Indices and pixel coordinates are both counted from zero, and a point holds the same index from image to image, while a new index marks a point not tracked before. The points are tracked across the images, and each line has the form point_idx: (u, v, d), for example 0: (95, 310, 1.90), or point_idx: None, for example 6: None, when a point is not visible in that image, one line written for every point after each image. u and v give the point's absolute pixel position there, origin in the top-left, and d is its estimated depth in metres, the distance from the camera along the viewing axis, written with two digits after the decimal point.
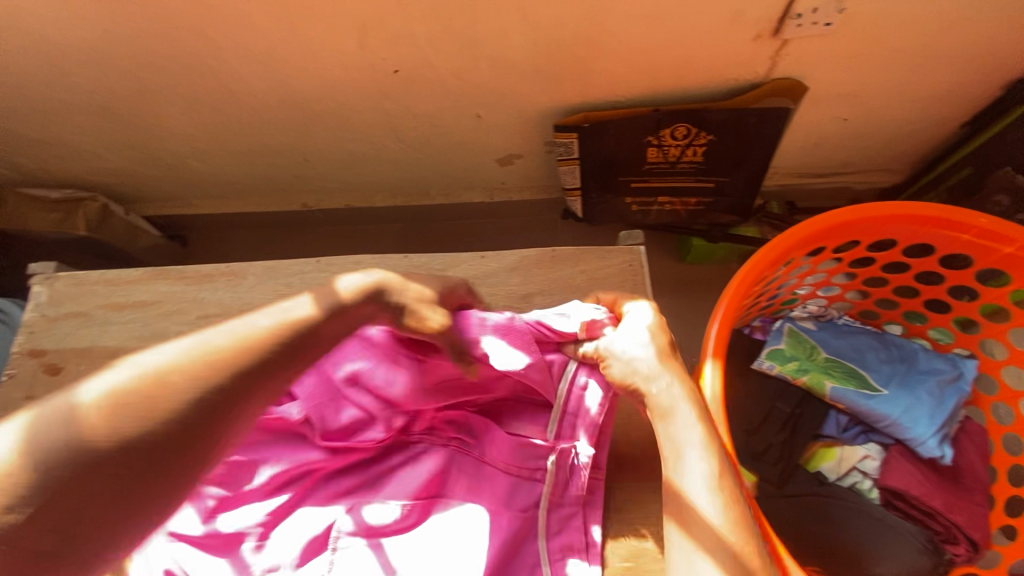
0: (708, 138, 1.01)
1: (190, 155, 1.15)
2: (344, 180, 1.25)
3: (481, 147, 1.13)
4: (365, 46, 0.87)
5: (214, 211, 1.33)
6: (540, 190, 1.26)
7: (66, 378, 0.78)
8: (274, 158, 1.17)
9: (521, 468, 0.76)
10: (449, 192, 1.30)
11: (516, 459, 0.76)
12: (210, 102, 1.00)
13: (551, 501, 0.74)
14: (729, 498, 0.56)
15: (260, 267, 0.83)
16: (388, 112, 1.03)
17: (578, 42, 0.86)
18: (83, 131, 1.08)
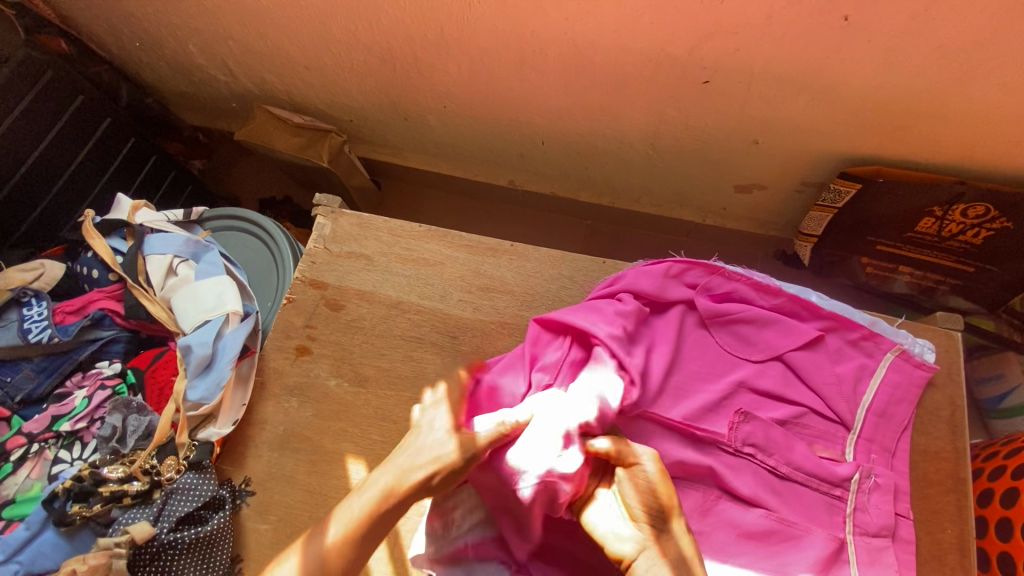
0: (1005, 226, 0.92)
1: (434, 112, 1.13)
2: (563, 170, 1.21)
3: (731, 172, 1.08)
4: (695, 50, 0.83)
5: (420, 167, 1.32)
6: (763, 225, 1.20)
7: (346, 316, 0.78)
8: (511, 133, 1.14)
9: (823, 484, 0.66)
10: (661, 205, 1.24)
11: (817, 473, 0.66)
12: (493, 69, 0.97)
13: (856, 524, 0.65)
14: None
15: (543, 254, 0.81)
16: (663, 118, 0.99)
17: (925, 97, 0.81)
18: (348, 68, 1.07)
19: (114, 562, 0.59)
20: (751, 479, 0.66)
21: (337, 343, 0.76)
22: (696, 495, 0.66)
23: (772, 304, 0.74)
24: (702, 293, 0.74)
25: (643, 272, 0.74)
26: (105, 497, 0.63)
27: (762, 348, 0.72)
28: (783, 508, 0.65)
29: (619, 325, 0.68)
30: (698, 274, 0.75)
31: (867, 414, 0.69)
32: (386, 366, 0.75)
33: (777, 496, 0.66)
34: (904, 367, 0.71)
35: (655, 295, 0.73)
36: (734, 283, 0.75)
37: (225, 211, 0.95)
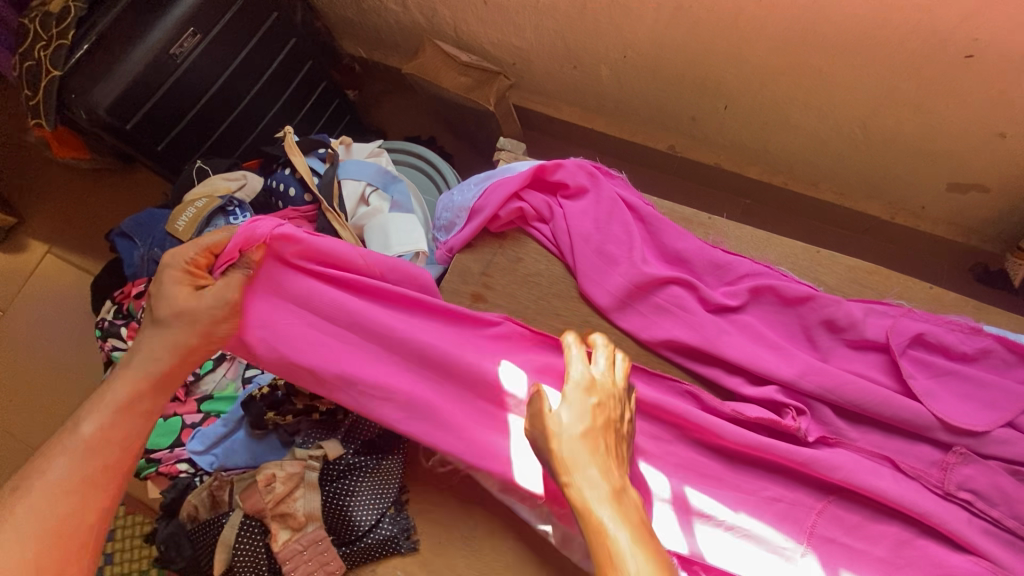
0: None
1: (610, 62, 1.06)
2: (738, 141, 1.10)
3: (951, 167, 0.93)
4: (971, 17, 0.70)
5: (574, 121, 1.25)
6: (965, 235, 1.04)
7: (523, 270, 0.75)
8: (691, 94, 1.04)
9: None
10: (843, 193, 1.10)
11: None
12: (698, 18, 0.88)
13: None
14: None
15: (744, 233, 0.73)
16: (891, 95, 0.85)
17: None
18: (533, 7, 1.01)
19: (307, 473, 0.63)
20: (967, 529, 0.58)
21: (512, 295, 0.75)
22: (897, 530, 0.60)
23: (974, 347, 0.63)
24: (902, 347, 0.63)
25: (872, 313, 0.65)
26: (296, 410, 0.67)
27: (973, 403, 0.61)
28: (1002, 560, 0.57)
29: (783, 346, 0.65)
30: (884, 315, 0.65)
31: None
32: (562, 327, 0.73)
33: (997, 549, 0.57)
34: None
35: (852, 342, 0.65)
36: (925, 323, 0.64)
37: (398, 143, 0.95)
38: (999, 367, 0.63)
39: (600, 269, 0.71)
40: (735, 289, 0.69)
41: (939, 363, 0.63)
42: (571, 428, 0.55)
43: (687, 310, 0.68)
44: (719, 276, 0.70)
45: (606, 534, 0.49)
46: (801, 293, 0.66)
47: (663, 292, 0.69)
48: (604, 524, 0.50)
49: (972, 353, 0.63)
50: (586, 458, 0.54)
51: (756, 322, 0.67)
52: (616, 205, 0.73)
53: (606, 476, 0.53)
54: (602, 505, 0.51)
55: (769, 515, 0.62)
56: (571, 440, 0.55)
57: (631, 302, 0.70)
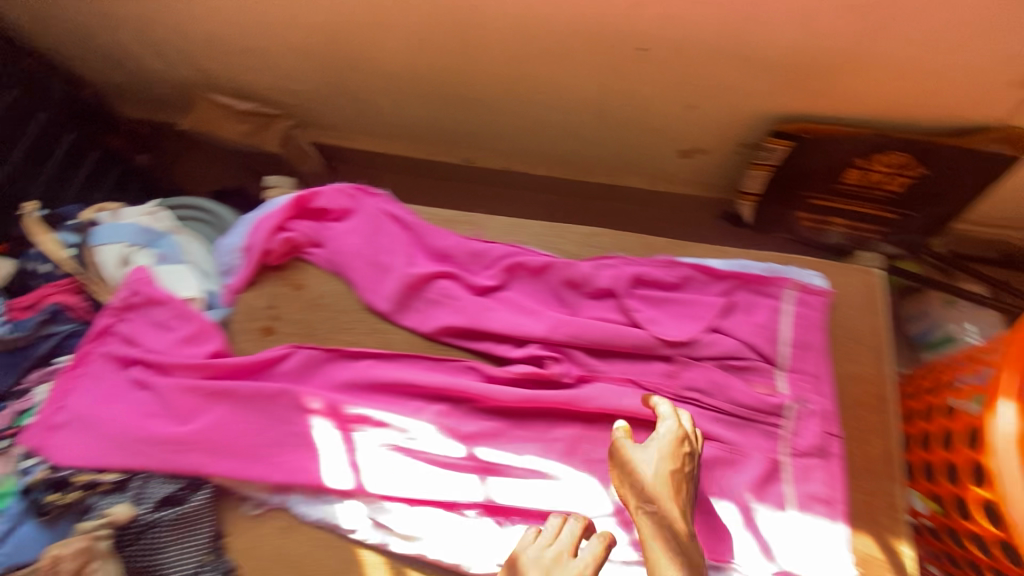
0: (920, 171, 1.00)
1: (382, 90, 1.15)
2: (516, 144, 1.25)
3: (673, 137, 1.14)
4: (628, 19, 0.88)
5: (375, 150, 1.33)
6: (707, 189, 1.27)
7: (308, 295, 0.80)
8: (460, 110, 1.17)
9: (755, 416, 0.72)
10: (612, 173, 1.30)
11: (751, 409, 0.72)
12: (435, 44, 1.00)
13: (790, 447, 0.71)
14: None
15: (497, 222, 0.83)
16: (605, 86, 1.03)
17: (835, 55, 0.87)
18: (296, 50, 1.07)
19: (96, 543, 0.63)
20: (695, 420, 0.71)
21: (301, 321, 0.78)
22: (649, 436, 0.72)
23: (677, 276, 0.78)
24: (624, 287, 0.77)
25: (600, 266, 0.78)
26: (81, 486, 0.65)
27: (685, 320, 0.76)
28: (723, 438, 0.71)
29: (536, 309, 0.76)
30: (610, 265, 0.79)
31: (794, 351, 0.74)
32: (352, 339, 0.77)
33: (719, 430, 0.71)
34: (804, 299, 0.77)
35: (591, 293, 0.78)
36: (640, 265, 0.79)
37: (181, 200, 0.95)
38: (699, 287, 0.78)
39: (374, 278, 0.78)
40: (492, 270, 0.79)
41: (654, 294, 0.78)
42: (647, 472, 0.63)
43: (454, 298, 0.76)
44: (478, 262, 0.80)
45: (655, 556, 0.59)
46: (541, 262, 0.78)
47: (433, 287, 0.77)
48: (654, 552, 0.59)
49: (677, 281, 0.79)
50: (658, 495, 0.61)
51: (514, 295, 0.78)
52: (379, 219, 0.80)
53: (676, 514, 0.61)
54: (653, 539, 0.59)
55: (551, 454, 0.71)
56: (646, 479, 0.62)
57: (407, 301, 0.77)
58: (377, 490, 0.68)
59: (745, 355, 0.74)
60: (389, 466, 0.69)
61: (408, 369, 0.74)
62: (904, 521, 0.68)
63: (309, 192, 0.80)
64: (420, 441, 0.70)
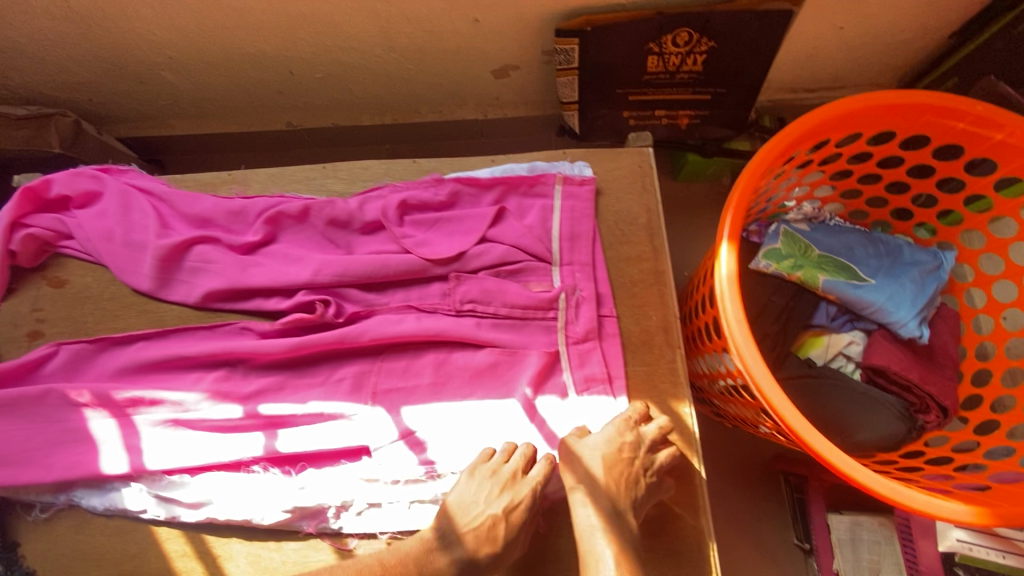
0: (709, 45, 1.00)
1: (164, 65, 1.08)
2: (330, 97, 1.20)
3: (477, 57, 1.10)
4: None
5: (193, 131, 1.26)
6: (535, 107, 1.24)
7: (71, 291, 0.76)
8: (254, 70, 1.11)
9: (533, 314, 0.72)
10: (440, 108, 1.26)
11: (528, 309, 0.72)
12: (186, 1, 0.93)
13: (569, 336, 0.71)
14: (750, 357, 0.56)
15: (264, 175, 0.80)
16: (381, 16, 0.98)
17: None
18: (47, 38, 0.99)
19: None
20: (474, 330, 0.71)
21: (68, 319, 0.75)
22: (433, 356, 0.72)
23: (445, 194, 0.77)
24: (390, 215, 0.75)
25: (365, 198, 0.77)
26: None
27: (456, 235, 0.75)
28: (503, 342, 0.71)
29: (301, 255, 0.74)
30: (376, 196, 0.77)
31: (564, 243, 0.74)
32: (124, 326, 0.75)
33: (499, 336, 0.72)
34: (572, 191, 0.77)
35: (360, 228, 0.76)
36: (405, 190, 0.77)
37: None
38: (469, 200, 0.77)
39: (131, 257, 0.74)
40: (254, 225, 0.76)
41: (423, 216, 0.76)
42: (592, 465, 0.63)
43: (215, 261, 0.74)
44: (241, 220, 0.77)
45: (588, 542, 0.60)
46: (300, 206, 0.75)
47: (192, 254, 0.74)
48: (588, 539, 0.60)
49: (446, 199, 0.77)
50: (586, 481, 0.63)
51: (281, 245, 0.76)
52: (127, 195, 0.76)
53: (604, 502, 0.62)
54: (596, 532, 0.60)
55: (337, 395, 0.70)
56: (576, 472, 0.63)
57: (170, 276, 0.74)
58: (157, 467, 0.67)
59: (519, 257, 0.74)
60: (169, 442, 0.68)
61: (179, 342, 0.72)
62: (684, 383, 0.70)
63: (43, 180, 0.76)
64: (200, 413, 0.69)
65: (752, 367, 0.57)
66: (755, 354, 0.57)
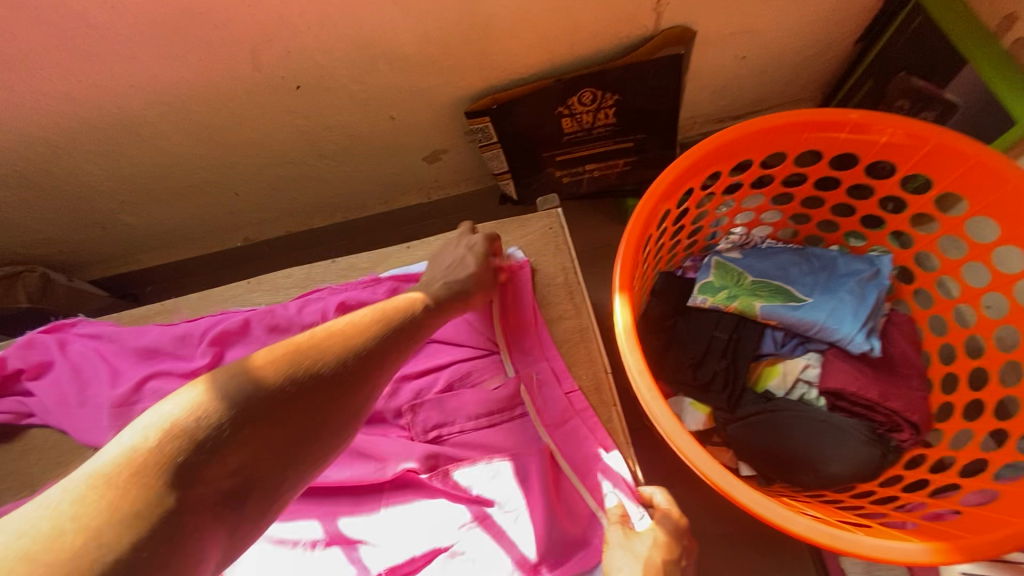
0: (615, 99, 1.03)
1: (121, 209, 1.15)
2: (281, 208, 1.26)
3: (404, 149, 1.15)
4: (262, 68, 0.88)
5: (161, 261, 1.33)
6: (473, 182, 1.29)
7: (23, 444, 0.79)
8: (203, 199, 1.17)
9: (503, 414, 0.72)
10: (386, 200, 1.31)
11: (495, 407, 0.72)
12: (125, 152, 1.00)
13: (546, 428, 0.71)
14: (657, 410, 0.55)
15: (188, 301, 0.89)
16: (304, 130, 1.04)
17: (459, 32, 0.88)
18: (8, 205, 1.06)
19: None
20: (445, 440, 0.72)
21: (17, 472, 0.78)
22: (375, 461, 0.72)
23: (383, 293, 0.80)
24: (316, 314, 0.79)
25: (299, 304, 0.81)
26: None
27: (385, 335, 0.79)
28: (474, 443, 0.71)
29: None
30: (307, 300, 0.81)
31: (510, 333, 0.77)
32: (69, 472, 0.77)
33: (468, 437, 0.72)
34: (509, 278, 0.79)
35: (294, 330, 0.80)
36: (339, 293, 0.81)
37: None
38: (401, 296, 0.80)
39: (84, 418, 0.77)
40: (198, 353, 0.79)
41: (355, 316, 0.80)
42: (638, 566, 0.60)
43: (168, 398, 0.77)
44: (187, 351, 0.80)
45: None
46: (236, 321, 0.80)
47: (147, 396, 0.77)
48: None
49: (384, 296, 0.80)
50: None
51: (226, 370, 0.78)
52: (86, 353, 0.81)
53: None
54: None
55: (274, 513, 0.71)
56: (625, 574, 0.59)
57: (123, 426, 0.77)
58: None
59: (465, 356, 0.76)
60: None
61: None
62: (626, 443, 0.72)
63: (8, 356, 0.81)
64: None
65: (662, 420, 0.55)
66: (663, 406, 0.55)
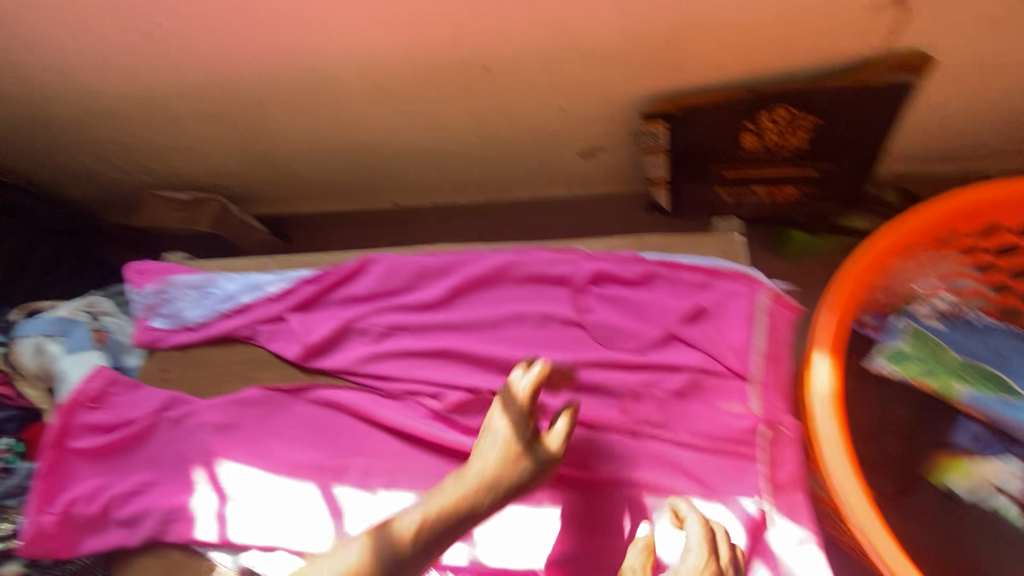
0: (814, 121, 0.93)
1: (296, 156, 1.24)
2: (432, 179, 1.30)
3: (565, 140, 1.13)
4: (458, 43, 0.90)
5: (313, 209, 1.43)
6: (624, 184, 1.24)
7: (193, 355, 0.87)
8: (367, 158, 1.23)
9: (730, 448, 0.65)
10: (530, 187, 1.30)
11: (720, 437, 0.66)
12: (315, 105, 1.07)
13: (769, 483, 0.64)
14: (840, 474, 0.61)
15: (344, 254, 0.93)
16: (476, 108, 1.05)
17: (665, 28, 0.85)
18: (205, 136, 1.18)
19: None
20: (659, 457, 0.66)
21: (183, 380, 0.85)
22: None
23: (640, 273, 0.73)
24: (511, 276, 0.78)
25: (505, 259, 0.79)
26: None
27: (532, 318, 0.75)
28: (689, 467, 0.65)
29: (460, 327, 0.77)
30: (506, 258, 0.79)
31: (768, 363, 0.68)
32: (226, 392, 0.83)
33: (687, 458, 0.66)
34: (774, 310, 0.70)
35: (494, 285, 0.79)
36: (547, 259, 0.77)
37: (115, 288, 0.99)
38: (635, 283, 0.74)
39: (299, 330, 0.82)
40: (421, 292, 0.81)
41: (555, 289, 0.76)
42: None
43: (392, 335, 0.79)
44: (406, 289, 0.82)
45: None
46: (442, 264, 0.81)
47: (365, 324, 0.80)
48: None
49: (634, 280, 0.74)
50: None
51: (442, 315, 0.79)
52: (328, 274, 0.84)
53: None
54: None
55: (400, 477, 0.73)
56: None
57: (334, 349, 0.80)
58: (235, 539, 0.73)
59: (637, 360, 0.70)
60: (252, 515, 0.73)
61: (283, 423, 0.78)
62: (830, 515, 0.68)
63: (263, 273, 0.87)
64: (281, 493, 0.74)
65: (840, 482, 0.61)
66: (848, 473, 0.61)
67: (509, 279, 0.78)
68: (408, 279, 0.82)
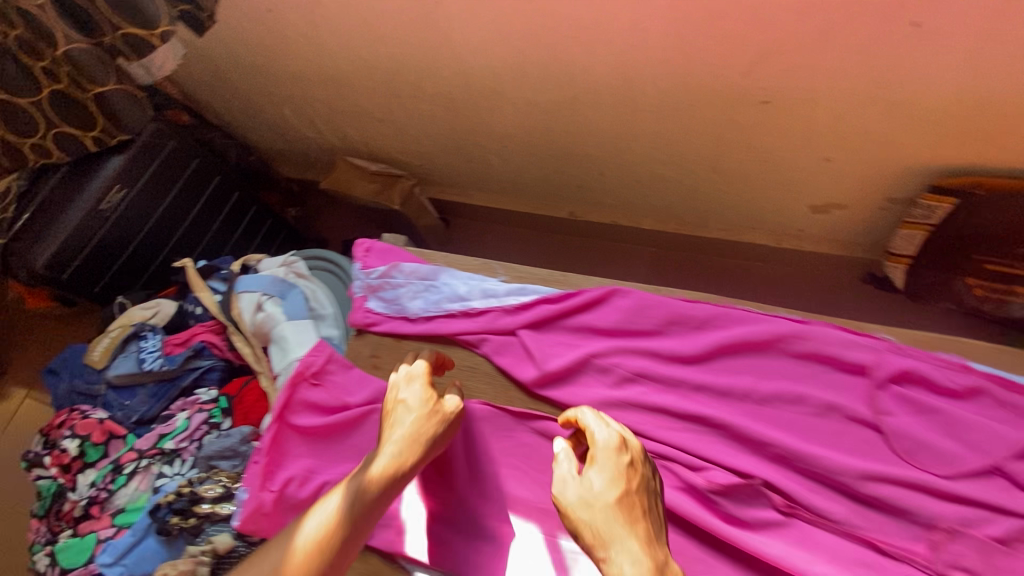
0: None
1: (495, 150, 1.19)
2: (626, 200, 1.22)
3: (802, 191, 1.02)
4: (746, 76, 0.82)
5: (486, 202, 1.38)
6: (843, 247, 1.12)
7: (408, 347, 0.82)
8: (569, 167, 1.17)
9: None
10: (729, 228, 1.20)
11: None
12: (548, 106, 1.01)
13: None
14: None
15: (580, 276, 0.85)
16: (724, 141, 0.96)
17: (1007, 102, 0.74)
18: (416, 115, 1.15)
19: (198, 568, 0.70)
20: None
21: None
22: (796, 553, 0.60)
23: (961, 384, 0.63)
24: (793, 349, 0.68)
25: (787, 326, 0.68)
26: (199, 514, 0.75)
27: (814, 404, 0.65)
28: None
29: (722, 393, 0.68)
30: (787, 326, 0.68)
31: None
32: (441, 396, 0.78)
33: None
34: None
35: (768, 354, 0.69)
36: (843, 341, 0.67)
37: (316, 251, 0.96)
38: (948, 394, 0.64)
39: (530, 351, 0.75)
40: (675, 340, 0.71)
41: (847, 376, 0.66)
42: None
43: (636, 380, 0.71)
44: (658, 333, 0.73)
45: None
46: (707, 317, 0.71)
47: (607, 362, 0.72)
48: None
49: (948, 390, 0.64)
50: None
51: (701, 372, 0.70)
52: (568, 295, 0.76)
53: None
54: None
55: None
56: None
57: (567, 380, 0.73)
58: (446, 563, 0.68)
59: (951, 490, 0.60)
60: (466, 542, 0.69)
61: (507, 451, 0.72)
62: None
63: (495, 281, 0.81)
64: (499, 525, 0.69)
65: None
66: None
67: (788, 350, 0.68)
68: (661, 322, 0.73)
